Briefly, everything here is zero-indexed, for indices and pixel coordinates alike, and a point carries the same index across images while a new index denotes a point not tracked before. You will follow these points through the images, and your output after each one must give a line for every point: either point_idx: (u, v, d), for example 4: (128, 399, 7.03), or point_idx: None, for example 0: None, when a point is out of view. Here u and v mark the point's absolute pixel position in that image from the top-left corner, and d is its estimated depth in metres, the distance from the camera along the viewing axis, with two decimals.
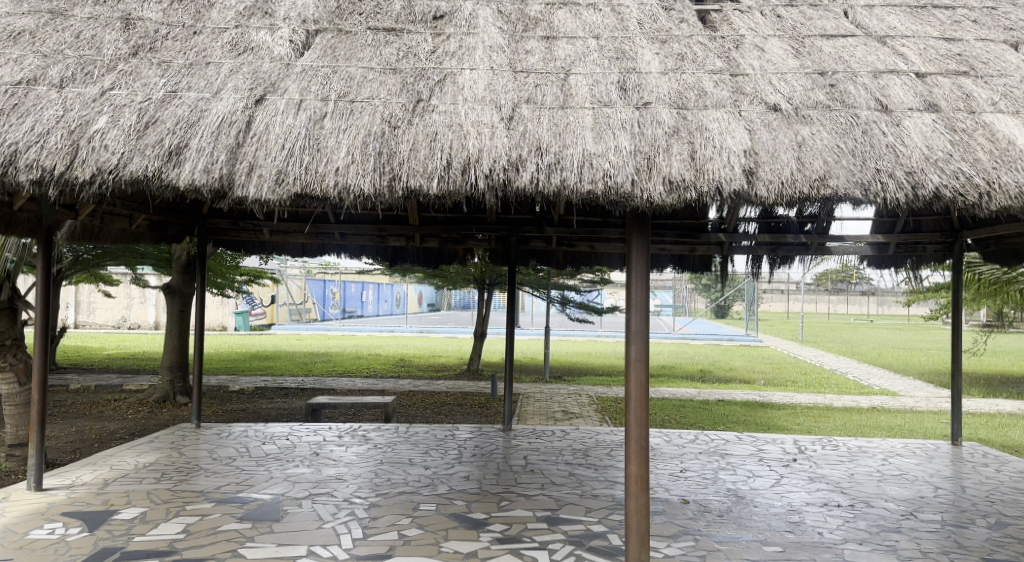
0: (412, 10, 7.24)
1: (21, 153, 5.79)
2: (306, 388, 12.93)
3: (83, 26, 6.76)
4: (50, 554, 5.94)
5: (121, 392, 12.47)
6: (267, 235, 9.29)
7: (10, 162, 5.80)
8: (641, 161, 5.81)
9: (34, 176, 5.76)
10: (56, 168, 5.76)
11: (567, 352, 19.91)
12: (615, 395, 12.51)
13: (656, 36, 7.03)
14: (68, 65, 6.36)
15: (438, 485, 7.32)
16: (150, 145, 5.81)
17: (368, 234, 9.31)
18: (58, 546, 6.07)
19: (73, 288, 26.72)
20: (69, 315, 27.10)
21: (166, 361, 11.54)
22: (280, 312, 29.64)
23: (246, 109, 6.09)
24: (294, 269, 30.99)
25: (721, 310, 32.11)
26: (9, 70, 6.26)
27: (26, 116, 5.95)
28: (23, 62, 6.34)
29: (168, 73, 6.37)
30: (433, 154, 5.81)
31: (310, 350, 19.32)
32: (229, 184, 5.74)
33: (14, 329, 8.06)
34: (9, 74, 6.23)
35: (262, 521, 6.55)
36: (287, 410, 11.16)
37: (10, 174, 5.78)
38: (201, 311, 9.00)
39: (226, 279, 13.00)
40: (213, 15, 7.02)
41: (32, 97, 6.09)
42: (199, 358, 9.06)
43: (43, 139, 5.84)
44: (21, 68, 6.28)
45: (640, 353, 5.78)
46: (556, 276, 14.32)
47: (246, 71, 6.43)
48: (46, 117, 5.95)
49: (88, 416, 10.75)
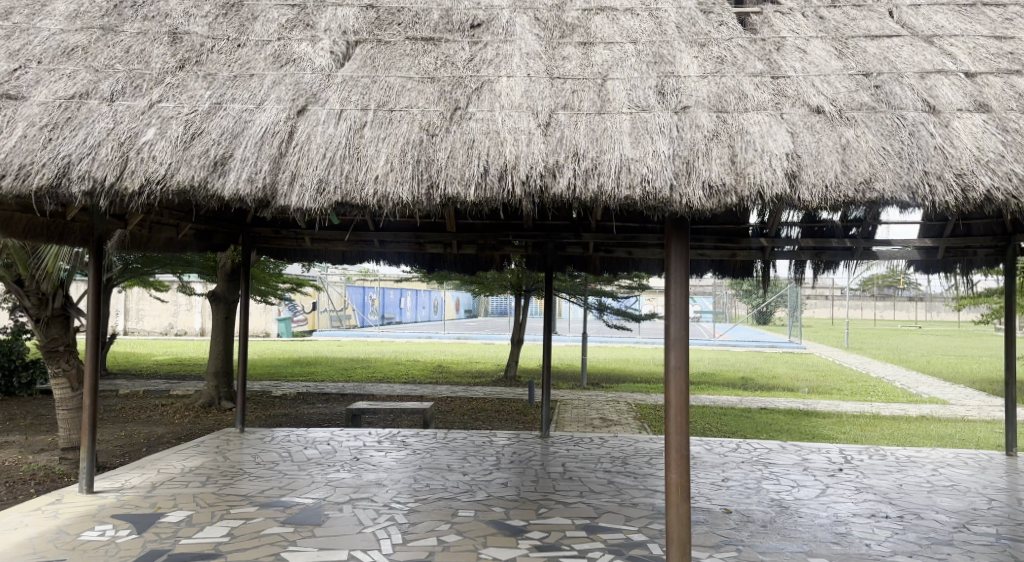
0: (450, 20, 7.29)
1: (73, 165, 5.94)
2: (346, 393, 13.07)
3: (132, 41, 6.94)
4: (101, 555, 6.10)
5: (169, 397, 12.76)
6: (309, 243, 9.43)
7: (63, 173, 5.94)
8: (680, 166, 5.76)
9: (85, 188, 5.90)
10: (107, 179, 5.90)
11: (604, 359, 19.80)
12: (655, 402, 12.38)
13: (695, 40, 6.97)
14: (118, 79, 6.53)
15: (476, 491, 7.33)
16: (196, 156, 5.95)
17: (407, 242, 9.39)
18: (108, 547, 6.22)
19: (123, 294, 27.40)
20: (118, 322, 27.78)
21: (211, 367, 11.80)
22: (320, 318, 30.20)
23: (288, 120, 6.19)
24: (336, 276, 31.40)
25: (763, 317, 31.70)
26: (63, 85, 6.48)
27: (79, 129, 6.13)
28: (76, 77, 6.56)
29: (213, 85, 6.52)
30: (470, 162, 5.84)
31: (350, 357, 19.50)
32: (272, 194, 5.82)
33: (66, 335, 8.31)
34: (64, 89, 6.45)
35: (304, 526, 6.63)
36: (327, 416, 11.29)
37: (63, 185, 5.92)
38: (245, 319, 9.16)
39: (269, 287, 13.25)
40: (256, 28, 7.17)
41: (84, 110, 6.28)
42: (243, 363, 9.20)
43: (94, 151, 5.99)
44: (74, 82, 6.50)
45: (679, 360, 5.72)
46: (594, 282, 14.29)
47: (289, 82, 6.54)
48: (98, 130, 6.11)
49: (137, 420, 11.02)
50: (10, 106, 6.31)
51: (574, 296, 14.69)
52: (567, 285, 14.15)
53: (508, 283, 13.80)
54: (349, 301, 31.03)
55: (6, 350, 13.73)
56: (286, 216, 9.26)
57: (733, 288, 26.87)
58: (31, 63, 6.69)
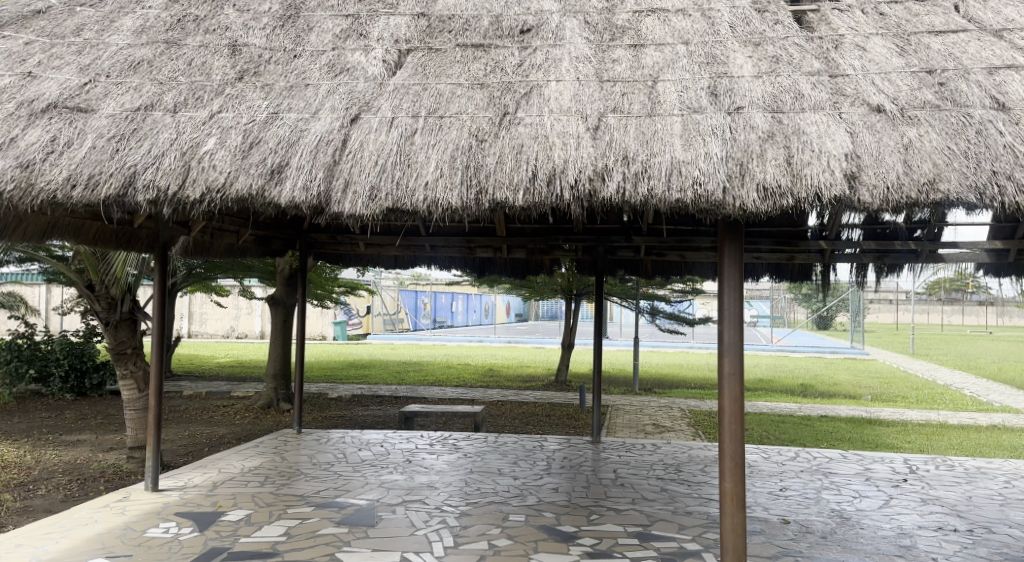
0: (500, 25, 7.33)
1: (139, 174, 6.11)
2: (399, 396, 13.24)
3: (195, 54, 7.18)
4: (166, 551, 6.29)
5: (230, 398, 13.13)
6: (362, 248, 9.61)
7: (129, 183, 6.11)
8: (734, 167, 5.65)
9: (150, 197, 6.07)
10: (170, 188, 6.07)
11: (657, 364, 19.62)
12: (710, 409, 12.19)
13: (749, 39, 6.86)
14: (181, 91, 6.74)
15: (527, 495, 7.32)
16: (253, 164, 6.11)
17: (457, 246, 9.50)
18: (172, 544, 6.41)
19: (187, 298, 28.28)
20: (183, 325, 28.68)
21: (270, 370, 12.14)
22: (375, 322, 30.59)
23: (342, 128, 6.31)
24: (389, 280, 31.84)
25: (821, 324, 30.89)
26: (129, 97, 6.70)
27: (144, 140, 6.31)
28: (141, 89, 6.78)
29: (271, 96, 6.69)
30: (519, 166, 5.84)
31: (403, 360, 19.72)
32: (326, 201, 5.94)
33: (134, 339, 8.69)
34: (130, 101, 6.67)
35: (358, 526, 6.73)
36: (381, 418, 11.45)
37: (129, 195, 6.10)
38: (302, 323, 9.32)
39: (325, 291, 13.55)
40: (312, 39, 7.34)
41: (149, 121, 6.47)
42: (300, 366, 9.39)
43: (158, 161, 6.17)
44: (139, 95, 6.72)
45: (733, 366, 5.60)
46: (646, 286, 14.16)
47: (342, 91, 6.66)
48: (161, 140, 6.29)
49: (201, 420, 11.36)
50: (81, 119, 6.55)
51: (625, 300, 14.58)
52: (618, 289, 14.05)
53: (559, 287, 13.76)
54: (401, 304, 31.56)
55: (78, 351, 14.38)
56: (343, 223, 9.44)
57: (793, 292, 26.35)
58: (100, 77, 6.95)
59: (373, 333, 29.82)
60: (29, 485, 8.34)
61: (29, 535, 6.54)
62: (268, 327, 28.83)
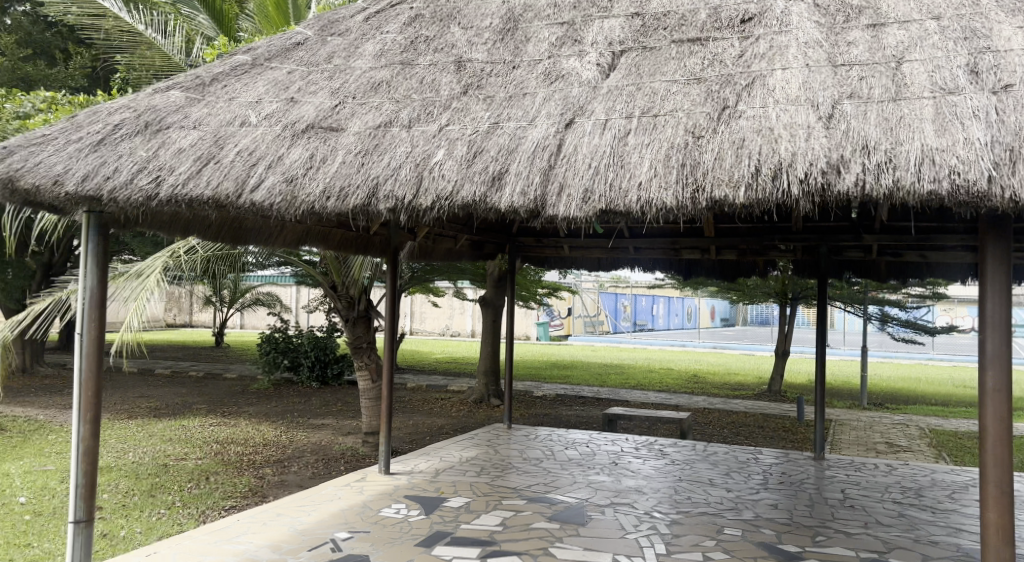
0: (719, 17, 7.04)
1: (381, 185, 6.24)
2: (602, 397, 13.18)
3: (426, 73, 7.42)
4: (398, 530, 6.63)
5: (447, 391, 13.73)
6: (567, 251, 9.88)
7: (372, 193, 6.24)
8: (1001, 155, 5.03)
9: (389, 206, 6.17)
10: (406, 197, 6.14)
11: (884, 376, 18.12)
12: (952, 428, 11.00)
13: (1014, 9, 6.13)
14: (415, 108, 6.93)
15: (743, 510, 6.95)
16: (478, 172, 6.10)
17: (662, 248, 9.36)
18: (404, 524, 6.75)
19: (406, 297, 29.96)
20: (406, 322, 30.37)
21: (481, 366, 12.67)
22: (575, 324, 30.67)
23: (557, 134, 6.23)
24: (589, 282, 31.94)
25: None
26: (372, 116, 6.94)
27: (386, 154, 6.46)
28: (382, 108, 7.03)
29: (492, 107, 6.77)
30: (740, 162, 5.51)
31: (605, 362, 19.62)
32: (542, 205, 5.83)
33: (368, 335, 9.33)
34: (372, 119, 6.89)
35: (569, 524, 6.71)
36: (586, 419, 11.46)
37: (372, 204, 6.22)
38: (512, 322, 9.60)
39: (530, 292, 13.82)
40: (529, 49, 7.43)
41: (389, 137, 6.66)
42: (510, 363, 9.64)
43: (397, 173, 6.29)
44: (380, 113, 6.95)
45: (999, 381, 4.95)
46: (874, 291, 13.18)
47: (558, 97, 6.63)
48: (400, 153, 6.42)
49: (420, 411, 11.98)
50: (332, 137, 6.78)
51: (851, 306, 13.66)
52: (843, 293, 13.19)
53: (774, 290, 13.05)
54: (602, 306, 31.66)
55: (323, 344, 15.66)
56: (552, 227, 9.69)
57: None
58: (347, 99, 7.28)
59: (574, 335, 30.08)
60: (282, 464, 9.58)
61: (286, 506, 7.18)
62: (478, 326, 29.89)
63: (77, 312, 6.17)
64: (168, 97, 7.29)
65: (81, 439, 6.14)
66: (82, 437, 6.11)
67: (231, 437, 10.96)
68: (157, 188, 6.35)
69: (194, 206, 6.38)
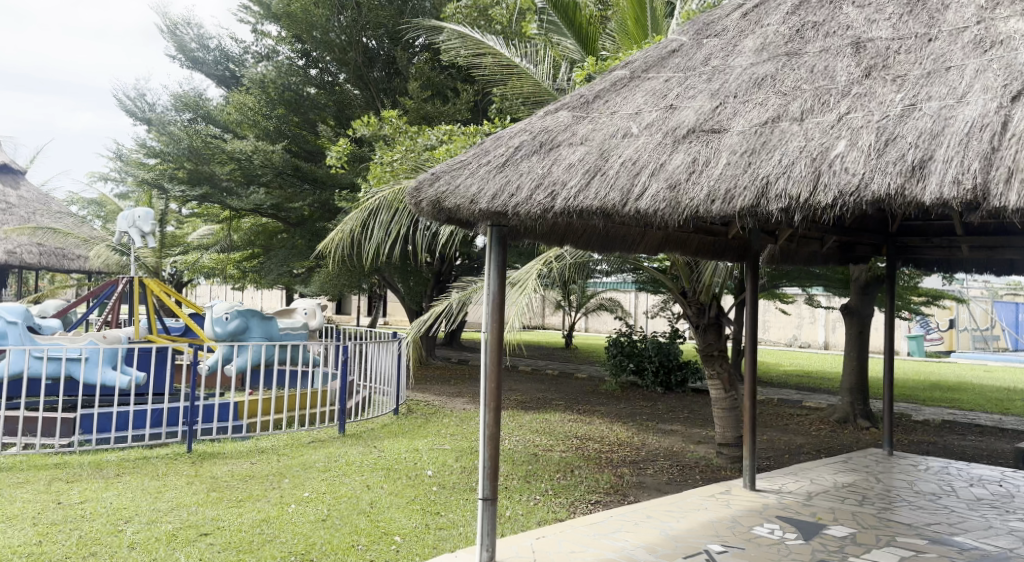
0: None
1: (772, 184, 5.72)
2: (1005, 428, 11.23)
3: (817, 60, 6.71)
4: (776, 552, 6.24)
5: (804, 407, 12.76)
6: (965, 252, 8.88)
7: (762, 193, 5.75)
8: None
9: (783, 206, 5.62)
10: (802, 195, 5.55)
11: None
12: None
13: None
14: (806, 98, 6.27)
15: None
16: (891, 162, 5.32)
17: None
18: (781, 547, 6.35)
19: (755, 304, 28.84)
20: None
21: (845, 384, 11.57)
22: (963, 338, 27.63)
23: (1000, 109, 5.23)
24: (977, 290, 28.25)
25: None
26: (757, 112, 6.41)
27: (775, 151, 5.94)
28: (767, 103, 6.46)
29: (904, 88, 5.91)
30: None
31: (999, 385, 16.93)
32: (984, 195, 4.94)
33: (719, 342, 10.19)
34: (758, 116, 6.36)
35: None
36: (990, 451, 9.94)
37: (762, 206, 5.73)
38: (891, 332, 9.13)
39: (904, 302, 12.46)
40: (948, 18, 6.45)
41: (777, 133, 6.10)
42: (889, 379, 9.03)
43: (789, 169, 5.72)
44: (767, 109, 6.39)
45: None
46: None
47: (996, 67, 5.60)
48: (792, 149, 5.85)
49: (781, 428, 11.36)
50: (715, 139, 6.40)
51: None
52: None
53: None
54: (997, 318, 28.11)
55: (667, 350, 15.36)
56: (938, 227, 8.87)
57: None
58: (729, 98, 6.81)
59: (956, 351, 26.77)
60: (641, 464, 10.13)
61: (657, 510, 7.40)
62: (833, 338, 27.77)
63: (481, 308, 6.79)
64: (557, 117, 7.47)
65: (486, 425, 6.69)
66: (486, 423, 6.65)
67: (589, 433, 11.73)
68: (552, 201, 6.51)
69: (584, 216, 6.44)
